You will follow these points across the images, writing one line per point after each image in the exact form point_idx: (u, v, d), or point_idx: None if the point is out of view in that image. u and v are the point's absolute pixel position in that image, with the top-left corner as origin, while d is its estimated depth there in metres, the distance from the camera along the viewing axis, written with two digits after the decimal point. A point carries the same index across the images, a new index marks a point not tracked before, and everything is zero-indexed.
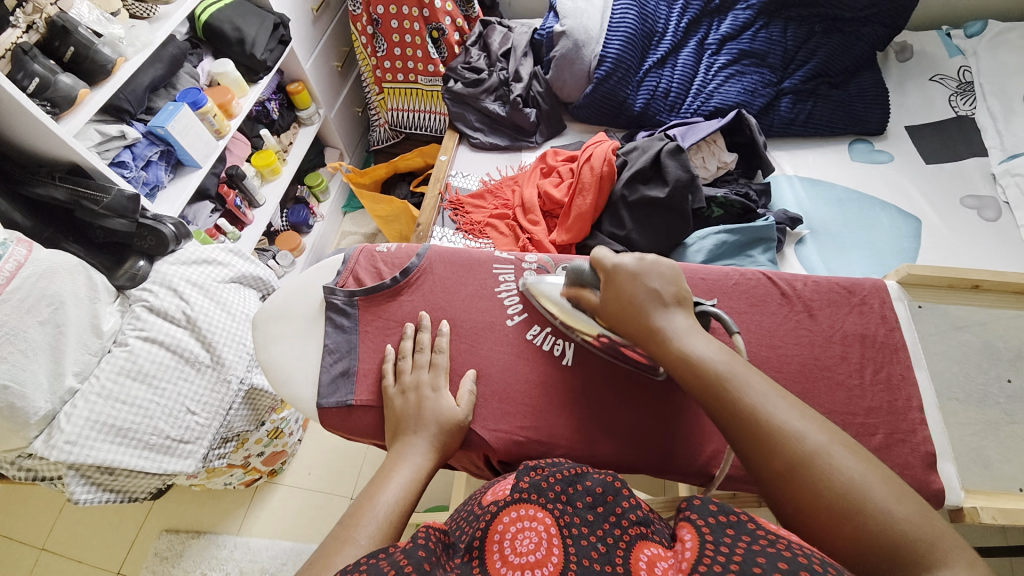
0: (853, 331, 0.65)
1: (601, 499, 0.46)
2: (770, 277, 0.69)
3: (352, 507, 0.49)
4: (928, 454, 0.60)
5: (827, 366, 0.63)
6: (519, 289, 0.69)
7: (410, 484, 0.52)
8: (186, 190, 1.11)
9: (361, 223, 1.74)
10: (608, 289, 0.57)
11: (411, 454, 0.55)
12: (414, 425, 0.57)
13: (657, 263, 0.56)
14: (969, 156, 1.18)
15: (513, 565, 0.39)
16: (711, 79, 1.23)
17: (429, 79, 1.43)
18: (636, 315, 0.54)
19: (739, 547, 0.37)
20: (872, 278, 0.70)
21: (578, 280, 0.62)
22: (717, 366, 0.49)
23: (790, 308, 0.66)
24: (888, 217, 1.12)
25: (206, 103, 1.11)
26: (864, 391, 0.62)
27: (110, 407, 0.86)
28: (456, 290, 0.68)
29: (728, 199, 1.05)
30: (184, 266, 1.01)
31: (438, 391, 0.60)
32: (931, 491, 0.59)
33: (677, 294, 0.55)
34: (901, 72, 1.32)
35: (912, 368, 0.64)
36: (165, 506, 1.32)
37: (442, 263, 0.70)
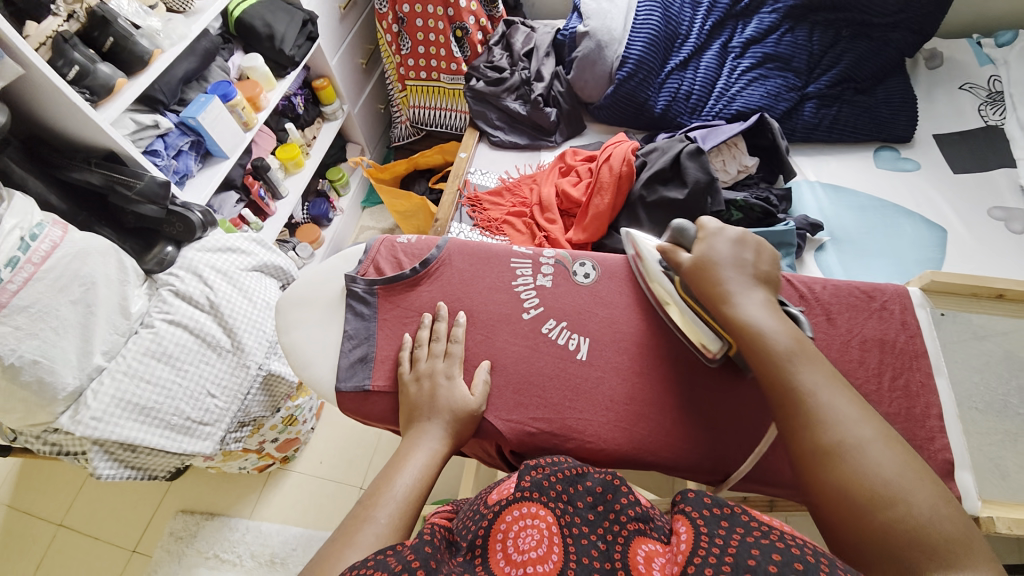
0: (871, 336, 0.65)
1: (602, 498, 0.47)
2: (788, 279, 0.68)
3: (370, 488, 0.51)
4: (945, 463, 0.59)
5: (844, 370, 0.63)
6: (536, 283, 0.70)
7: (426, 469, 0.53)
8: (214, 179, 1.15)
9: (379, 218, 1.77)
10: (699, 248, 0.59)
11: (427, 440, 0.55)
12: (429, 412, 0.58)
13: (757, 242, 0.59)
14: (997, 166, 1.15)
15: (516, 563, 0.40)
16: (733, 82, 1.22)
17: (452, 78, 1.45)
18: (717, 280, 0.56)
19: (734, 539, 0.39)
20: (893, 284, 0.69)
21: (676, 237, 0.62)
22: (784, 346, 0.51)
23: (808, 311, 0.66)
24: (911, 225, 1.10)
25: (235, 96, 1.15)
26: (881, 397, 0.61)
27: (135, 385, 0.89)
28: (473, 282, 0.69)
29: (747, 202, 1.04)
30: (210, 253, 1.04)
31: (452, 380, 0.61)
32: None
33: (767, 274, 0.57)
34: (929, 79, 1.30)
35: (932, 376, 0.63)
36: (181, 486, 1.35)
37: (461, 255, 0.71)
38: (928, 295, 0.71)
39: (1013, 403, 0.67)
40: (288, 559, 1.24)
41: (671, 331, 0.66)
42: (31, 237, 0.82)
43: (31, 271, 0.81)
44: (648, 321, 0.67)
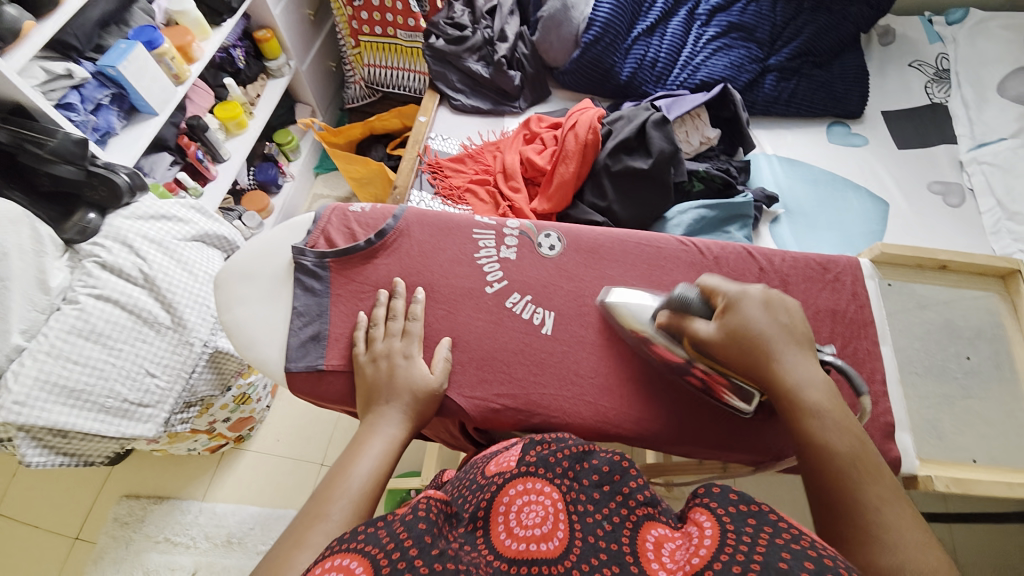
0: (824, 307, 0.67)
1: (608, 478, 0.46)
2: (749, 251, 0.69)
3: (324, 481, 0.48)
4: (886, 425, 0.63)
5: None
6: (500, 255, 0.67)
7: (384, 456, 0.51)
8: (142, 139, 1.02)
9: (334, 185, 1.67)
10: (730, 321, 0.53)
11: (385, 426, 0.53)
12: (387, 395, 0.56)
13: (780, 297, 0.55)
14: (939, 143, 1.21)
15: (519, 537, 0.41)
16: (699, 50, 1.21)
17: (409, 35, 1.36)
18: (762, 352, 0.52)
19: (763, 538, 0.38)
20: (845, 256, 0.72)
21: (681, 307, 0.57)
22: (846, 447, 0.48)
23: (766, 282, 0.67)
24: (858, 199, 1.14)
25: (162, 43, 1.02)
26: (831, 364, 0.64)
27: (61, 367, 0.82)
28: (434, 254, 0.66)
29: (709, 173, 1.05)
30: (139, 220, 0.94)
31: (410, 359, 0.58)
32: (887, 459, 0.62)
33: (803, 334, 0.54)
34: (882, 56, 1.33)
35: (877, 343, 0.66)
36: (125, 471, 1.27)
37: (420, 225, 0.67)
38: (877, 265, 0.75)
39: (946, 366, 0.72)
40: (246, 539, 1.20)
41: (636, 305, 0.65)
42: None
43: None
44: (613, 294, 0.66)
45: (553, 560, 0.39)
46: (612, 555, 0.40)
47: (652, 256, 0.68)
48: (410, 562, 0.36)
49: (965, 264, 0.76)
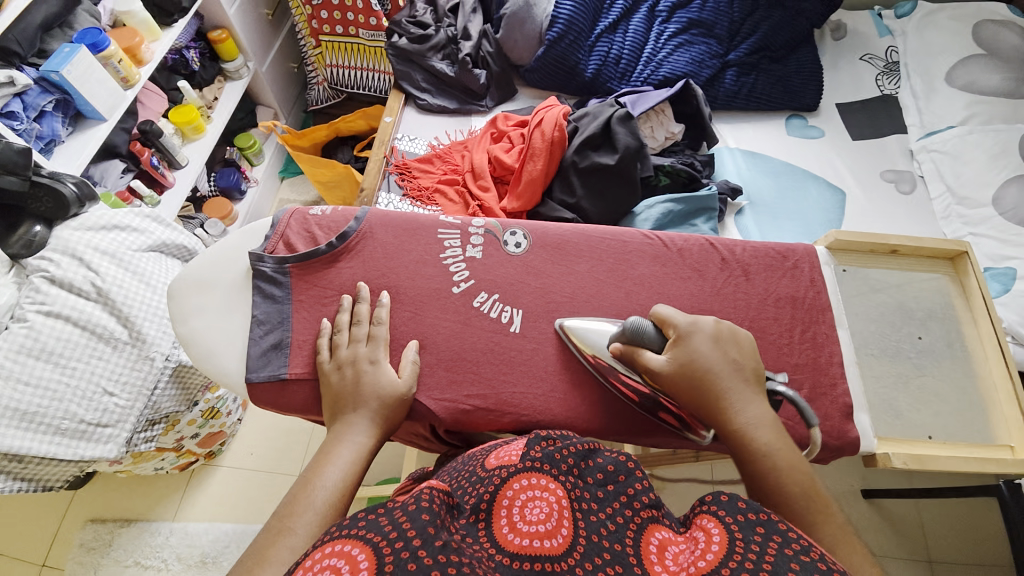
0: (785, 294, 0.69)
1: (613, 478, 0.46)
2: (711, 242, 0.71)
3: (288, 496, 0.47)
4: (845, 405, 0.65)
5: (761, 327, 0.67)
6: (466, 254, 0.67)
7: (350, 466, 0.50)
8: (90, 145, 0.97)
9: (300, 190, 1.63)
10: (682, 355, 0.54)
11: (352, 435, 0.52)
12: (353, 403, 0.54)
13: (733, 332, 0.57)
14: (890, 134, 1.26)
15: (522, 533, 0.40)
16: (661, 47, 1.23)
17: (372, 34, 1.33)
18: (709, 383, 0.53)
19: (771, 548, 0.38)
20: (803, 244, 0.74)
21: (633, 336, 0.56)
22: (796, 485, 0.49)
23: (728, 272, 0.69)
24: (817, 190, 1.18)
25: (108, 46, 0.96)
26: (792, 349, 0.66)
27: (12, 389, 0.78)
28: (399, 256, 0.65)
29: (674, 167, 1.07)
30: (91, 232, 0.89)
31: (377, 365, 0.57)
32: (847, 439, 0.64)
33: (752, 369, 0.55)
34: (835, 51, 1.38)
35: (835, 327, 0.69)
36: (87, 494, 1.22)
37: (383, 227, 0.66)
38: (833, 252, 0.77)
39: (900, 347, 0.76)
40: (221, 558, 1.16)
41: (603, 299, 0.66)
42: None
43: None
44: (579, 289, 0.66)
45: (556, 557, 0.39)
46: (616, 555, 0.40)
47: (617, 251, 0.69)
48: (414, 553, 0.35)
49: (915, 248, 0.79)
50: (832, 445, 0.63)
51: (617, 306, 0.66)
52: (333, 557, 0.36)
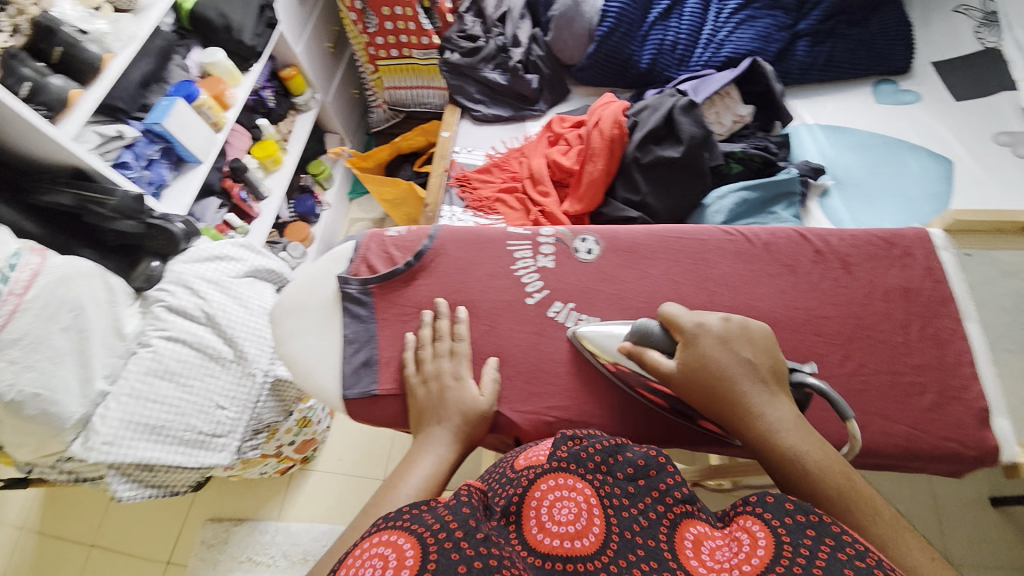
0: (894, 286, 0.62)
1: (643, 472, 0.48)
2: (803, 234, 0.65)
3: (374, 497, 0.50)
4: (981, 411, 0.57)
5: (869, 325, 0.60)
6: (538, 264, 0.67)
7: (431, 478, 0.51)
8: (191, 187, 1.08)
9: (368, 209, 1.74)
10: (691, 360, 0.53)
11: (433, 447, 0.54)
12: (438, 416, 0.56)
13: (744, 328, 0.55)
14: (1000, 91, 1.09)
15: (553, 532, 0.43)
16: (721, 26, 1.16)
17: (425, 52, 1.38)
18: (725, 387, 0.51)
19: (822, 551, 0.38)
20: (913, 228, 0.67)
21: (641, 339, 0.56)
22: (834, 486, 0.46)
23: (825, 266, 0.63)
24: (917, 160, 1.06)
25: (199, 95, 1.07)
26: (910, 348, 0.59)
27: (142, 407, 0.88)
28: (471, 270, 0.66)
29: (746, 153, 1.01)
30: (197, 263, 1.00)
31: (460, 381, 0.59)
32: (985, 449, 0.56)
33: (769, 367, 0.53)
34: (924, 5, 1.22)
35: (962, 321, 0.61)
36: (205, 497, 1.36)
37: (455, 243, 0.68)
38: (952, 236, 0.68)
39: None
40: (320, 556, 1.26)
41: (686, 304, 0.63)
42: (9, 267, 0.78)
43: (15, 302, 0.77)
44: (658, 293, 0.63)
45: (588, 556, 0.41)
46: (650, 551, 0.42)
47: (696, 251, 0.66)
48: (456, 543, 0.38)
49: None
50: (966, 455, 0.56)
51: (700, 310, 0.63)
52: (380, 546, 0.38)
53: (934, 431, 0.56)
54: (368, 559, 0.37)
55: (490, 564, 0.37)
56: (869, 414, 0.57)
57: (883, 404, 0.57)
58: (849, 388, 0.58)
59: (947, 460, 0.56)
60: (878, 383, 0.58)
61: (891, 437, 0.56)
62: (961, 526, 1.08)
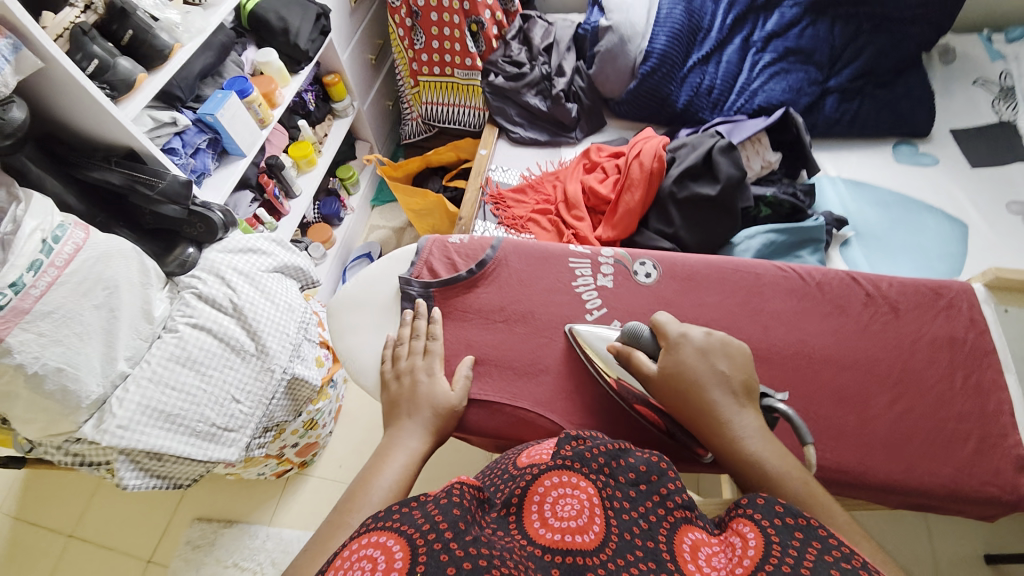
0: (940, 335, 0.64)
1: (645, 478, 0.48)
2: (854, 277, 0.68)
3: (347, 493, 0.52)
4: (1019, 458, 0.59)
5: (917, 369, 0.63)
6: (597, 283, 0.70)
7: (404, 471, 0.54)
8: (232, 178, 1.09)
9: (389, 217, 1.75)
10: (671, 364, 0.56)
11: (405, 439, 0.57)
12: (408, 410, 0.60)
13: (723, 344, 0.57)
14: (1014, 162, 1.15)
15: (555, 527, 0.42)
16: (755, 77, 1.22)
17: (466, 73, 1.42)
18: (697, 395, 0.54)
19: (811, 554, 0.40)
20: (956, 281, 0.69)
21: (630, 339, 0.60)
22: (793, 490, 0.49)
23: (874, 309, 0.66)
24: (933, 220, 1.11)
25: (252, 92, 1.10)
26: (955, 396, 0.61)
27: (160, 392, 0.86)
28: (532, 282, 0.71)
29: (777, 198, 1.04)
30: (231, 253, 1.00)
31: (432, 377, 0.63)
32: (1022, 495, 0.58)
33: (742, 381, 0.55)
34: (944, 74, 1.30)
35: (1003, 372, 0.63)
36: (195, 495, 1.32)
37: (517, 255, 0.73)
38: (992, 292, 0.68)
39: None
40: None
41: (740, 334, 0.65)
42: (54, 239, 0.76)
43: (55, 275, 0.75)
44: (714, 322, 0.65)
45: (589, 551, 0.40)
46: (649, 552, 0.41)
47: (751, 284, 0.68)
48: (446, 545, 0.37)
49: None
50: (1005, 501, 0.58)
51: (754, 341, 0.64)
52: (370, 547, 0.38)
53: (977, 475, 0.58)
54: (357, 562, 0.37)
55: (480, 564, 0.36)
56: (915, 455, 0.58)
57: (928, 447, 0.59)
58: (897, 430, 0.60)
59: (987, 504, 0.58)
60: (924, 427, 0.60)
61: (937, 480, 0.57)
62: None
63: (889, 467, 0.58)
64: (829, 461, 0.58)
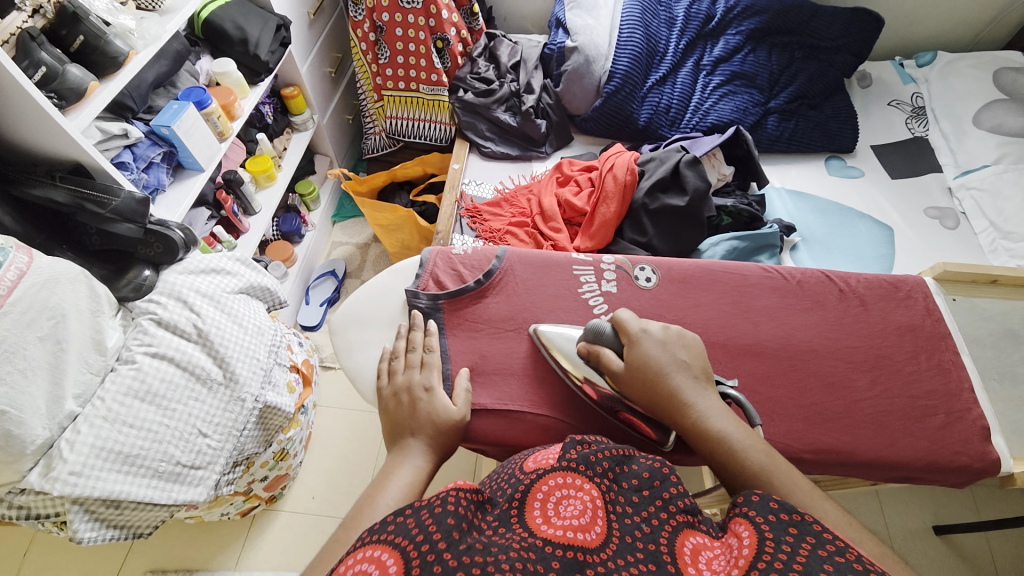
0: (904, 323, 0.73)
1: (648, 483, 0.47)
2: (828, 275, 0.76)
3: (353, 510, 0.49)
4: (983, 428, 0.68)
5: (888, 354, 0.71)
6: (602, 289, 0.76)
7: (410, 486, 0.52)
8: (189, 194, 1.02)
9: (352, 233, 1.69)
10: (633, 356, 0.60)
11: (410, 458, 0.55)
12: (411, 428, 0.58)
13: (681, 335, 0.62)
14: (928, 172, 1.33)
15: (557, 525, 0.42)
16: (707, 97, 1.32)
17: (432, 88, 1.41)
18: (662, 380, 0.57)
19: (804, 547, 0.39)
20: (911, 275, 0.79)
21: (594, 337, 0.64)
22: (758, 461, 0.52)
23: (846, 302, 0.74)
24: (865, 226, 1.24)
25: (210, 103, 1.03)
26: (922, 375, 0.70)
27: (117, 432, 0.77)
28: (539, 289, 0.76)
29: (737, 208, 1.12)
30: (193, 275, 0.91)
31: (431, 392, 0.62)
32: (988, 461, 0.67)
33: (701, 368, 0.60)
34: (864, 97, 1.47)
35: (959, 353, 0.73)
36: (146, 544, 1.19)
37: (522, 264, 0.78)
38: (941, 283, 0.79)
39: (1019, 371, 0.77)
40: None
41: (734, 330, 0.71)
42: None
43: None
44: (711, 320, 0.72)
45: (590, 548, 0.40)
46: (650, 554, 0.40)
47: (739, 284, 0.75)
48: (439, 555, 0.36)
49: (1017, 277, 0.80)
50: (974, 467, 0.66)
51: (747, 336, 0.72)
52: (363, 562, 0.37)
53: (949, 446, 0.67)
54: None
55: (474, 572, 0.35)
56: (895, 431, 0.67)
57: (906, 422, 0.67)
58: (879, 408, 0.68)
59: (959, 471, 0.66)
60: (901, 405, 0.68)
61: (916, 452, 0.66)
62: (915, 554, 1.16)
63: (876, 443, 0.65)
64: (826, 444, 0.65)
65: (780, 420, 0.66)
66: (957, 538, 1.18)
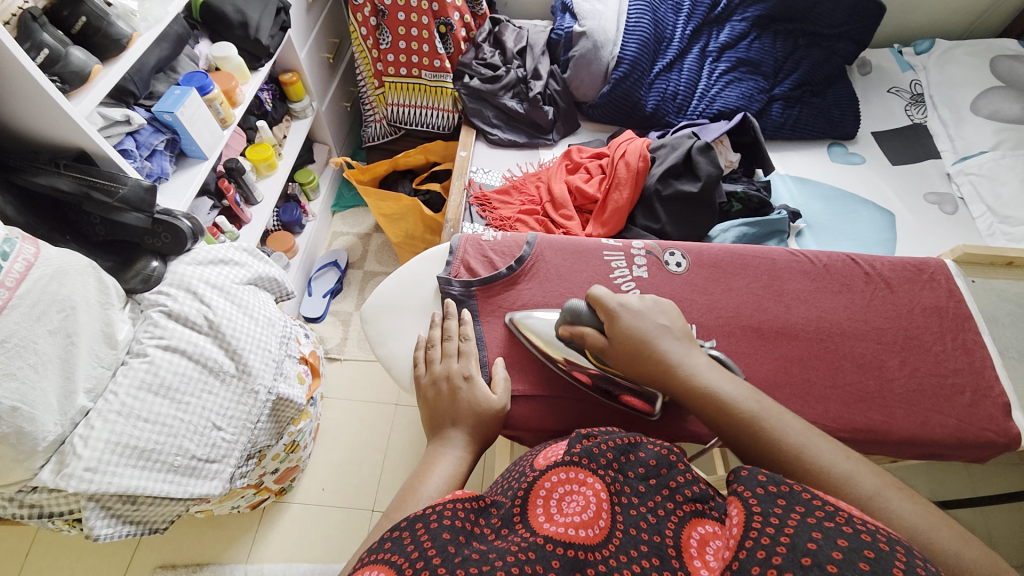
0: (928, 304, 0.75)
1: (655, 471, 0.46)
2: (854, 258, 0.78)
3: (395, 501, 0.49)
4: (1005, 404, 0.70)
5: (916, 335, 0.73)
6: (633, 274, 0.77)
7: (451, 478, 0.52)
8: (194, 182, 0.99)
9: (352, 223, 1.66)
10: (617, 331, 0.61)
11: (451, 448, 0.55)
12: (452, 418, 0.58)
13: (657, 302, 0.64)
14: (927, 158, 1.35)
15: (560, 522, 0.41)
16: (712, 83, 1.32)
17: (434, 75, 1.38)
18: (647, 344, 0.59)
19: (791, 518, 0.37)
20: (932, 258, 0.81)
21: (573, 318, 0.65)
22: (749, 406, 0.53)
23: (872, 285, 0.76)
24: (868, 212, 1.26)
25: (214, 88, 1.00)
26: (948, 355, 0.72)
27: (132, 427, 0.75)
28: (572, 275, 0.77)
29: (746, 194, 1.13)
30: (202, 266, 0.89)
31: (470, 382, 0.62)
32: (1011, 436, 0.69)
33: (682, 330, 0.62)
34: (864, 84, 1.48)
35: (980, 333, 0.74)
36: (153, 540, 1.17)
37: (552, 250, 0.79)
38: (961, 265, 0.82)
39: None
40: None
41: (766, 313, 0.73)
42: (2, 255, 0.66)
43: (5, 296, 0.65)
44: (743, 304, 0.74)
45: (592, 545, 0.40)
46: (654, 548, 0.40)
47: (769, 268, 0.77)
48: (432, 569, 0.36)
49: None
50: (999, 442, 0.68)
51: (779, 319, 0.73)
52: None
53: (977, 423, 0.68)
54: None
55: None
56: (925, 409, 0.68)
57: (935, 401, 0.69)
58: (909, 387, 0.70)
59: (985, 446, 0.68)
60: (929, 384, 0.70)
61: (946, 429, 0.68)
62: None
63: (907, 421, 0.67)
64: (860, 423, 0.67)
65: (816, 401, 0.68)
66: (955, 515, 1.22)
